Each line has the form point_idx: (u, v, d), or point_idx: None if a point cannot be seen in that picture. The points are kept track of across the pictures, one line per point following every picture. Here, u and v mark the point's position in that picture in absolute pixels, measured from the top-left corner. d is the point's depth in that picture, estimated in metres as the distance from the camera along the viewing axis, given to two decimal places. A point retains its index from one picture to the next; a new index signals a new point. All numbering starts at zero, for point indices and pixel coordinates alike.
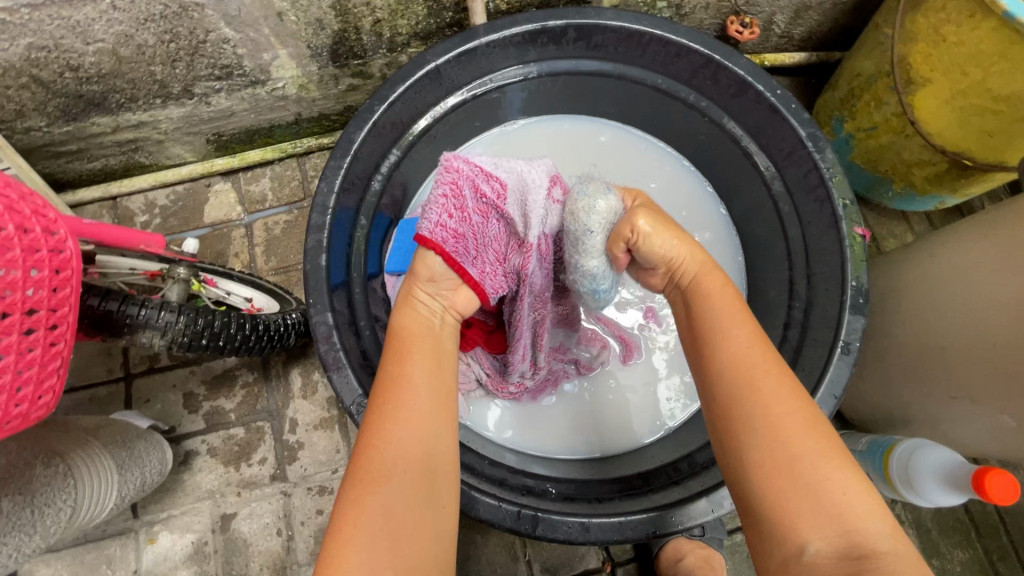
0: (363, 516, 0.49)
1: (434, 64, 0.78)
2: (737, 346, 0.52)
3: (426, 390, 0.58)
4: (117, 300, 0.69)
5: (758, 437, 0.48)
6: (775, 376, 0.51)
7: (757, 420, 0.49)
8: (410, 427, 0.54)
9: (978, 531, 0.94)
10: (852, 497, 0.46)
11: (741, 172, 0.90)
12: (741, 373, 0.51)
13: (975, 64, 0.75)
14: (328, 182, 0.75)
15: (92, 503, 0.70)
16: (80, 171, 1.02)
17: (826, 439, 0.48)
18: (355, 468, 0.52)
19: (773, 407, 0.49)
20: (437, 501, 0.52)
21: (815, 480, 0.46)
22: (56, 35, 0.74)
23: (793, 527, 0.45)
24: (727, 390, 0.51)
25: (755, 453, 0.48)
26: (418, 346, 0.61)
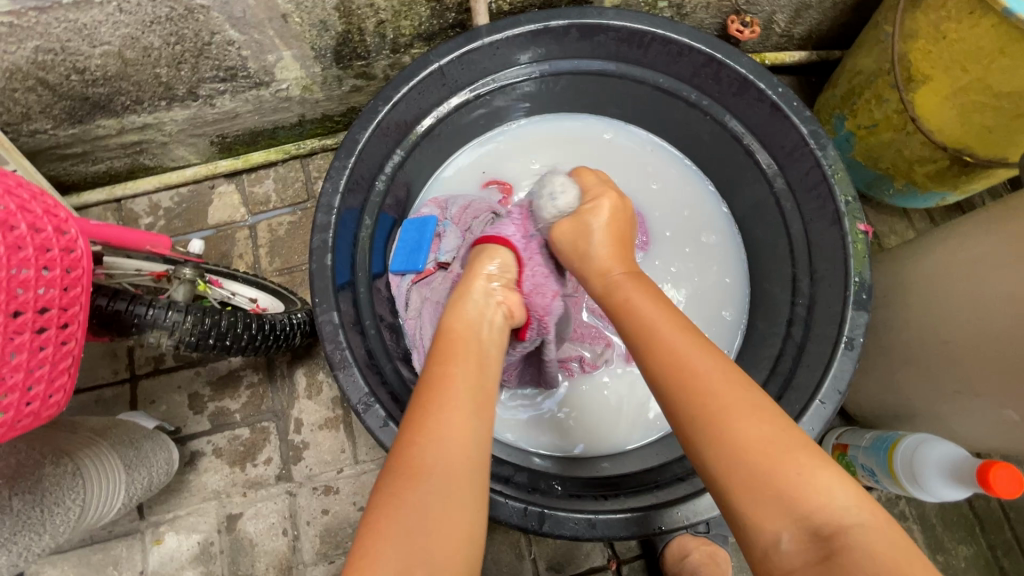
0: (400, 512, 0.49)
1: (437, 64, 0.79)
2: (666, 336, 0.56)
3: (469, 391, 0.58)
4: (125, 300, 0.69)
5: (701, 433, 0.49)
6: (717, 367, 0.53)
7: (695, 407, 0.50)
8: (453, 427, 0.54)
9: (982, 527, 0.94)
10: (808, 474, 0.46)
11: (743, 170, 0.91)
12: (682, 376, 0.52)
13: (975, 61, 0.76)
14: (333, 183, 0.76)
15: (100, 503, 0.70)
16: (84, 173, 1.02)
17: (773, 419, 0.49)
18: (395, 464, 0.52)
19: (708, 399, 0.50)
20: (475, 502, 0.51)
21: (771, 472, 0.46)
22: (62, 38, 0.74)
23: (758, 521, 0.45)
24: (672, 395, 0.52)
25: (707, 450, 0.49)
26: (462, 349, 0.62)
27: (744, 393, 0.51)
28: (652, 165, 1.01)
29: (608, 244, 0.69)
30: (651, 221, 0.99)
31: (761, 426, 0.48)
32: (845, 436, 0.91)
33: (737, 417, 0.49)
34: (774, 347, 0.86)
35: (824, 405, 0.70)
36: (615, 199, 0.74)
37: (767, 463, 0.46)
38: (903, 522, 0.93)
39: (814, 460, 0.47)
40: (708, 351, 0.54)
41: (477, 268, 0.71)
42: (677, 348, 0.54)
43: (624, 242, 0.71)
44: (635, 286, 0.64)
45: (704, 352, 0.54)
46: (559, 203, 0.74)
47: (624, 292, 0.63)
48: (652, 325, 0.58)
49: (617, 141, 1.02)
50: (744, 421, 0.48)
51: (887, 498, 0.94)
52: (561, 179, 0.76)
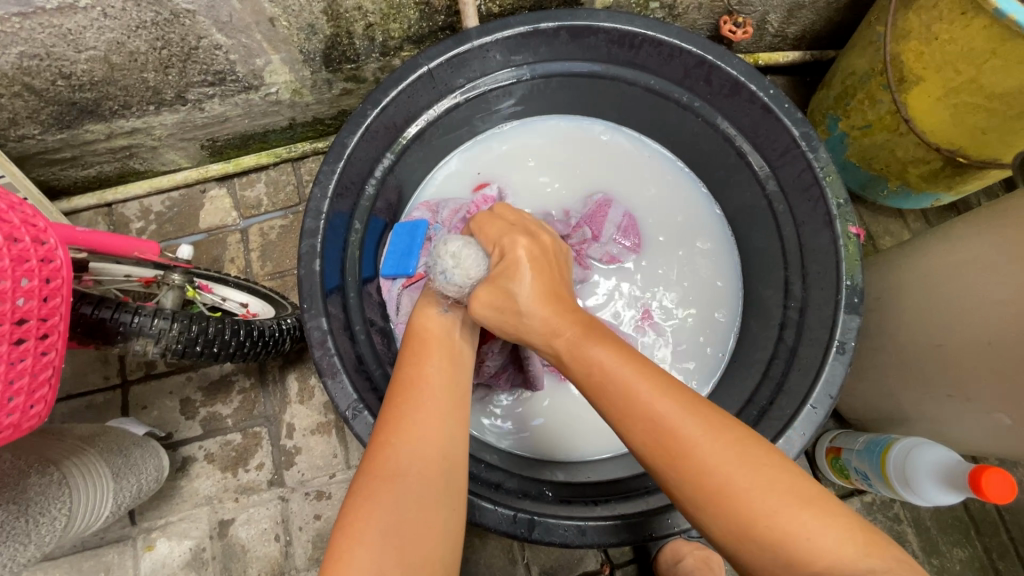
0: (373, 512, 0.49)
1: (426, 68, 0.78)
2: (636, 405, 0.50)
3: (443, 391, 0.57)
4: (110, 308, 0.69)
5: (695, 491, 0.47)
6: (689, 416, 0.49)
7: (677, 467, 0.48)
8: (426, 426, 0.54)
9: (977, 529, 0.93)
10: (810, 527, 0.44)
11: (735, 172, 0.90)
12: (656, 430, 0.49)
13: (967, 62, 0.75)
14: (321, 187, 0.75)
15: (87, 512, 0.70)
16: (74, 178, 1.01)
17: (770, 469, 0.47)
18: (369, 466, 0.53)
19: (691, 456, 0.47)
20: (451, 502, 0.52)
21: (762, 526, 0.44)
22: (48, 44, 0.74)
23: (753, 561, 0.45)
24: (643, 446, 0.50)
25: (700, 496, 0.47)
26: (435, 346, 0.62)
27: (730, 447, 0.47)
28: (648, 167, 1.00)
29: (537, 296, 0.57)
30: (644, 224, 0.99)
31: (753, 483, 0.46)
32: (839, 439, 0.91)
33: (723, 466, 0.46)
34: (767, 350, 0.85)
35: (815, 410, 0.69)
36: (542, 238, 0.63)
37: (759, 513, 0.45)
38: (898, 525, 0.93)
39: (813, 508, 0.45)
40: (691, 410, 0.49)
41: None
42: (655, 414, 0.49)
43: (560, 289, 0.59)
44: (597, 344, 0.54)
45: (660, 390, 0.50)
46: (454, 279, 0.62)
47: (590, 356, 0.53)
48: (614, 395, 0.51)
49: (613, 142, 1.01)
50: (740, 481, 0.46)
51: (881, 500, 0.94)
52: (453, 244, 0.64)
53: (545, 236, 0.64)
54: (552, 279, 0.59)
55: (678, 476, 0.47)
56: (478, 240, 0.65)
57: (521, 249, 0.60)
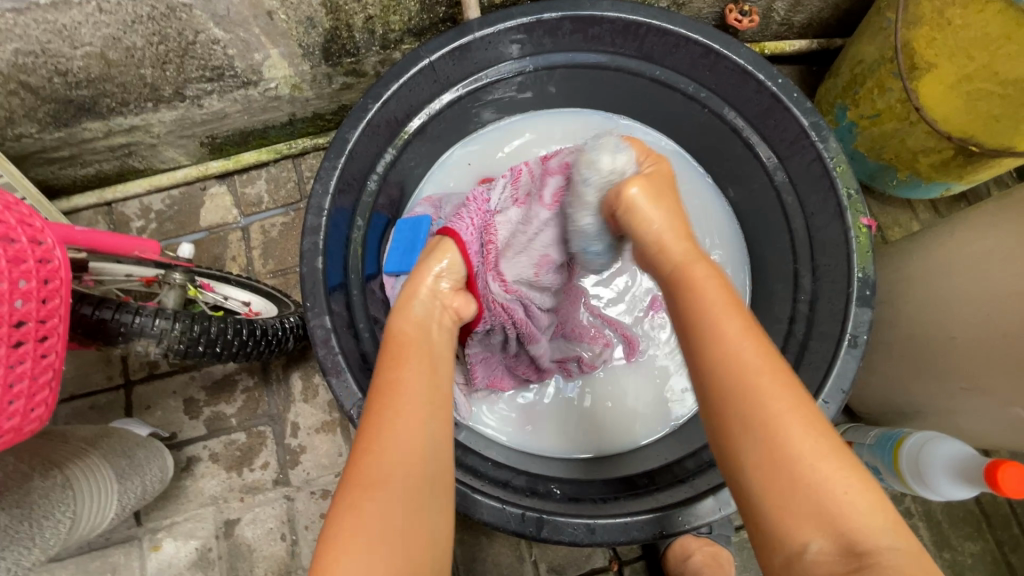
0: (359, 524, 0.48)
1: (427, 60, 0.77)
2: (736, 346, 0.50)
3: (422, 395, 0.57)
4: (110, 309, 0.68)
5: (751, 428, 0.47)
6: (772, 372, 0.49)
7: (736, 397, 0.48)
8: (408, 432, 0.54)
9: (989, 523, 0.92)
10: (850, 493, 0.44)
11: (742, 163, 0.89)
12: (730, 366, 0.49)
13: (981, 47, 0.74)
14: (323, 183, 0.74)
15: (92, 513, 0.69)
16: (73, 177, 1.00)
17: (830, 440, 0.47)
18: (351, 476, 0.52)
19: (762, 406, 0.47)
20: (435, 506, 0.52)
21: (810, 478, 0.45)
22: (42, 40, 0.73)
23: (788, 527, 0.45)
24: (715, 373, 0.50)
25: (742, 439, 0.48)
26: (413, 351, 0.61)
27: (800, 404, 0.48)
28: (657, 158, 0.99)
29: (668, 232, 0.59)
30: None
31: (800, 424, 0.47)
32: (849, 433, 0.90)
33: (766, 377, 0.48)
34: (776, 344, 0.84)
35: (827, 404, 0.68)
36: (659, 167, 0.66)
37: (805, 447, 0.46)
38: (909, 519, 0.92)
39: (855, 469, 0.46)
40: (748, 332, 0.51)
41: (426, 267, 0.68)
42: (723, 331, 0.51)
43: (683, 216, 0.62)
44: (712, 279, 0.55)
45: (745, 327, 0.51)
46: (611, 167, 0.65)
47: (693, 271, 0.56)
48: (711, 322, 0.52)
49: (629, 129, 1.00)
50: (799, 425, 0.46)
51: (892, 494, 0.93)
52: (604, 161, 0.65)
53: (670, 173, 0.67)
54: (676, 208, 0.62)
55: (745, 424, 0.48)
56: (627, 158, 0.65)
57: (665, 166, 0.67)
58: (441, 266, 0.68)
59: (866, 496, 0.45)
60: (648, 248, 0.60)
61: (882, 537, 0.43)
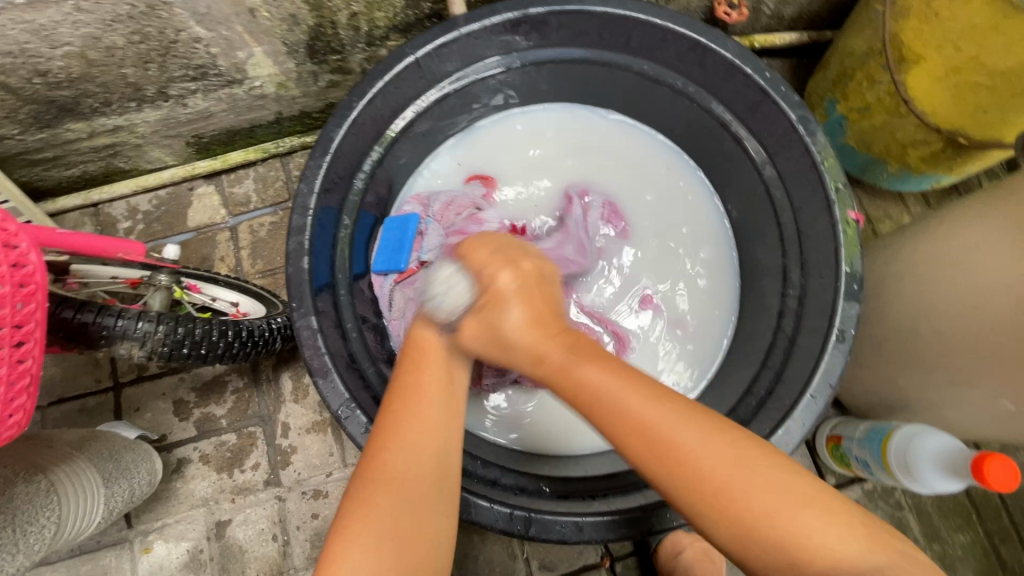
0: (374, 519, 0.49)
1: (413, 57, 0.76)
2: (605, 403, 0.50)
3: (442, 400, 0.56)
4: (93, 311, 0.68)
5: (671, 477, 0.48)
6: (700, 442, 0.48)
7: (658, 466, 0.48)
8: (426, 438, 0.53)
9: (979, 514, 0.93)
10: (817, 537, 0.45)
11: (731, 158, 0.88)
12: (637, 437, 0.49)
13: (969, 38, 0.73)
14: (308, 183, 0.74)
15: (78, 517, 0.69)
16: (58, 178, 0.99)
17: (783, 483, 0.47)
18: (365, 470, 0.52)
19: (700, 477, 0.47)
20: (446, 506, 0.53)
21: (768, 536, 0.45)
22: (21, 40, 0.72)
23: (757, 565, 0.46)
24: (641, 458, 0.49)
25: (716, 530, 0.47)
26: (436, 357, 0.58)
27: (732, 452, 0.48)
28: (647, 152, 0.99)
29: (524, 325, 0.55)
30: (638, 213, 0.97)
31: (760, 498, 0.46)
32: (840, 427, 0.90)
33: (690, 441, 0.48)
34: (766, 339, 0.84)
35: (815, 399, 0.68)
36: (522, 265, 0.58)
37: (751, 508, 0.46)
38: (899, 512, 0.92)
39: (813, 507, 0.46)
40: (659, 399, 0.50)
41: (446, 270, 0.66)
42: (625, 406, 0.50)
43: (547, 308, 0.57)
44: (581, 359, 0.53)
45: (645, 394, 0.50)
46: (446, 303, 0.58)
47: (577, 376, 0.52)
48: (614, 408, 0.50)
49: (619, 125, 0.99)
50: (743, 480, 0.46)
51: (883, 487, 0.93)
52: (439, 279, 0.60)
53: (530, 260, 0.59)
54: (543, 302, 0.57)
55: (674, 487, 0.48)
56: (463, 264, 0.60)
57: (526, 265, 0.58)
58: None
59: (853, 539, 0.45)
60: (498, 332, 0.55)
61: (851, 555, 0.45)
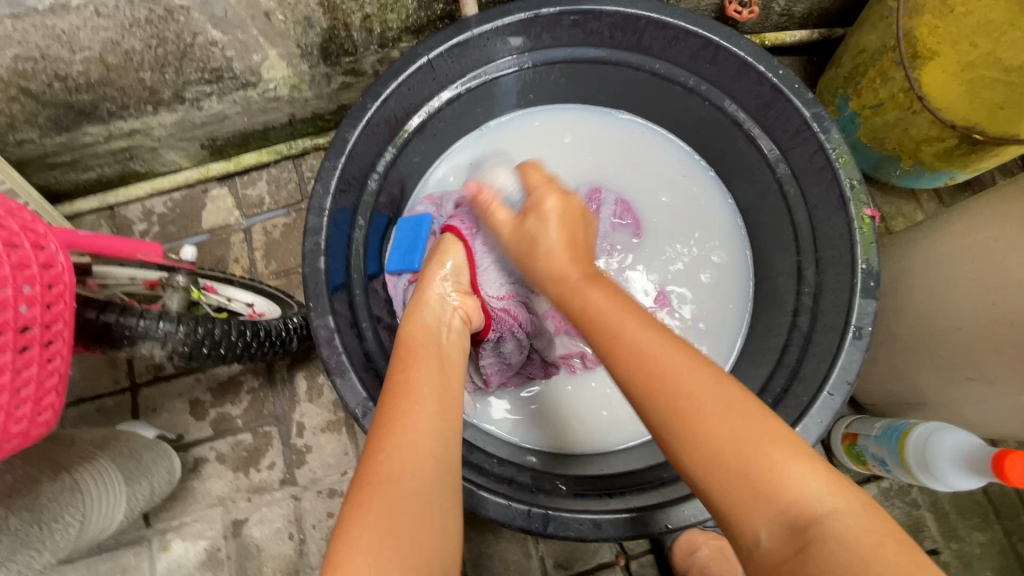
0: (371, 518, 0.48)
1: (426, 58, 0.77)
2: (623, 345, 0.52)
3: (433, 396, 0.59)
4: (115, 312, 0.68)
5: (673, 426, 0.48)
6: (667, 350, 0.51)
7: (653, 400, 0.49)
8: (418, 429, 0.55)
9: (997, 513, 0.92)
10: (782, 471, 0.44)
11: (744, 156, 0.88)
12: (636, 365, 0.51)
13: (985, 34, 0.74)
14: (324, 184, 0.74)
15: (101, 515, 0.70)
16: (75, 182, 1.01)
17: (739, 405, 0.47)
18: (363, 474, 0.52)
19: (669, 392, 0.49)
20: (446, 503, 0.52)
21: (733, 462, 0.45)
22: (42, 45, 0.73)
23: (734, 514, 0.45)
24: (628, 378, 0.51)
25: (674, 441, 0.48)
26: (421, 353, 0.64)
27: (703, 375, 0.49)
28: (660, 151, 0.99)
29: (559, 248, 0.64)
30: (651, 211, 0.97)
31: (714, 411, 0.47)
32: (855, 425, 0.90)
33: (677, 363, 0.50)
34: (781, 337, 0.84)
35: (832, 397, 0.68)
36: (570, 199, 0.69)
37: (716, 432, 0.46)
38: (915, 510, 0.92)
39: (780, 443, 0.46)
40: (647, 325, 0.53)
41: (431, 273, 0.74)
42: (619, 326, 0.53)
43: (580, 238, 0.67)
44: (596, 287, 0.59)
45: (645, 325, 0.53)
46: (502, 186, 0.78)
47: (585, 297, 0.58)
48: (610, 328, 0.54)
49: (631, 123, 0.99)
50: (713, 412, 0.47)
51: (899, 486, 0.93)
52: (505, 177, 0.78)
53: (576, 197, 0.70)
54: (575, 233, 0.67)
55: (663, 407, 0.48)
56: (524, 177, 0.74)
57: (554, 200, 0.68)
58: (446, 269, 0.75)
59: (817, 478, 0.44)
60: (535, 247, 0.66)
61: (828, 508, 0.42)
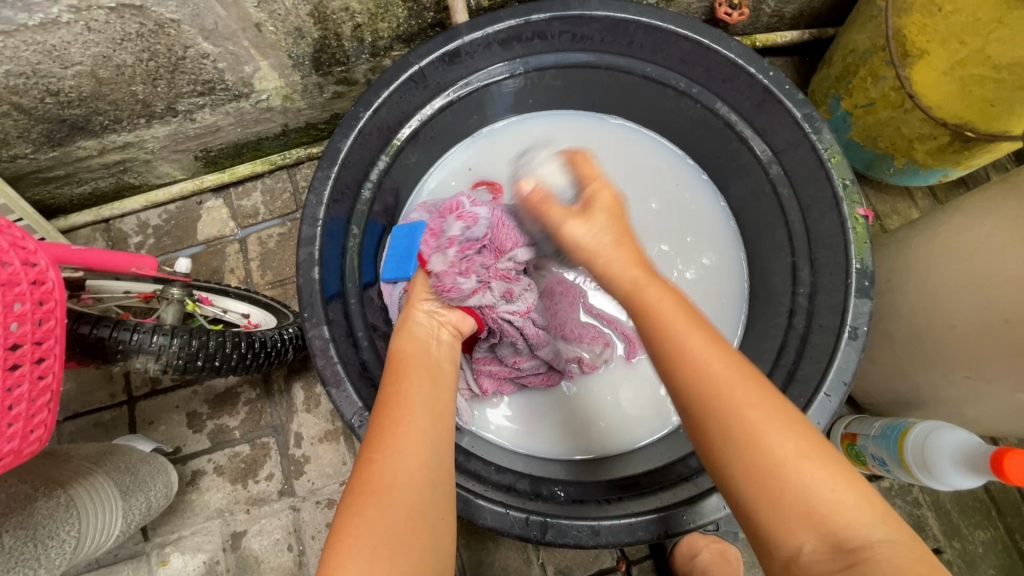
0: (365, 526, 0.49)
1: (417, 66, 0.77)
2: (706, 369, 0.49)
3: (423, 408, 0.58)
4: (108, 327, 0.68)
5: (734, 445, 0.47)
6: (731, 364, 0.50)
7: (728, 435, 0.47)
8: (411, 439, 0.55)
9: (999, 511, 0.92)
10: (839, 494, 0.45)
11: (737, 158, 0.89)
12: (710, 384, 0.49)
13: (973, 32, 0.73)
14: (317, 194, 0.74)
15: (96, 532, 0.69)
16: (70, 196, 1.01)
17: (802, 430, 0.48)
18: (356, 483, 0.52)
19: (735, 413, 0.47)
20: (437, 511, 0.53)
21: (794, 483, 0.45)
22: (33, 61, 0.73)
23: (782, 537, 0.45)
24: (696, 399, 0.49)
25: (735, 465, 0.47)
26: (411, 370, 0.62)
27: (765, 395, 0.48)
28: (654, 154, 0.99)
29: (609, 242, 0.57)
30: (646, 213, 0.97)
31: (779, 432, 0.47)
32: (854, 425, 0.89)
33: (739, 385, 0.49)
34: (777, 338, 0.84)
35: (829, 398, 0.68)
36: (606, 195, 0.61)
37: (783, 449, 0.46)
38: (917, 509, 0.92)
39: (834, 472, 0.46)
40: (714, 341, 0.51)
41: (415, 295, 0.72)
42: (688, 342, 0.50)
43: (628, 235, 0.58)
44: (668, 294, 0.53)
45: (713, 342, 0.51)
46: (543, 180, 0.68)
47: (648, 296, 0.53)
48: (681, 344, 0.50)
49: (625, 127, 0.99)
50: (778, 430, 0.47)
51: (899, 485, 0.92)
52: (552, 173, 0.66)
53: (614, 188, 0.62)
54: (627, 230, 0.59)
55: (723, 430, 0.48)
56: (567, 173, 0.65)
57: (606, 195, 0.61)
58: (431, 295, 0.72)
59: (867, 504, 0.45)
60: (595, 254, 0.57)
61: (878, 535, 0.44)
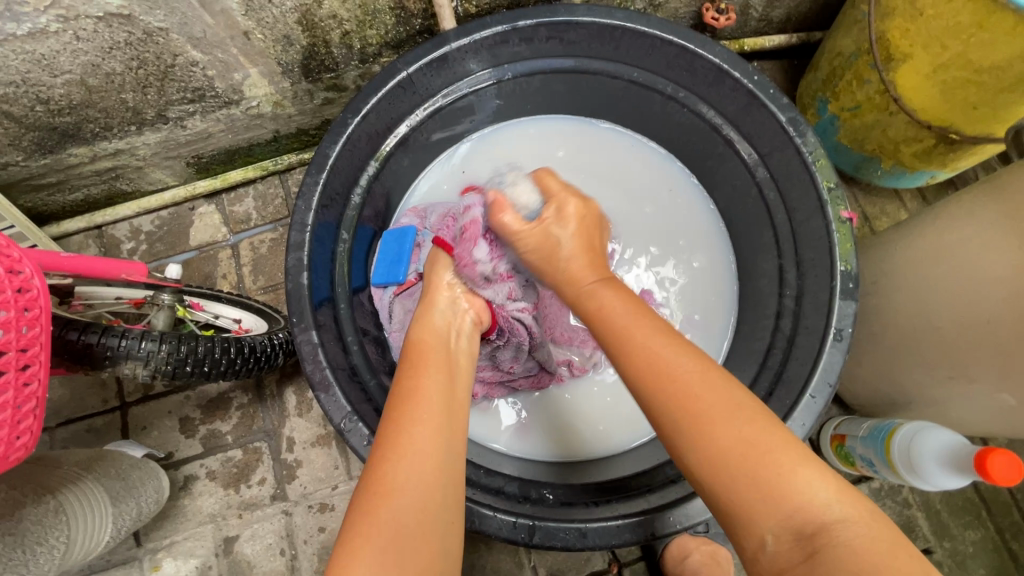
0: (375, 526, 0.49)
1: (405, 73, 0.77)
2: (634, 351, 0.53)
3: (438, 402, 0.58)
4: (96, 333, 0.69)
5: (680, 429, 0.49)
6: (677, 350, 0.53)
7: (672, 414, 0.50)
8: (426, 436, 0.55)
9: (989, 510, 0.92)
10: (789, 474, 0.46)
11: (725, 161, 0.89)
12: (648, 372, 0.52)
13: (954, 36, 0.73)
14: (306, 200, 0.75)
15: (87, 537, 0.70)
16: (62, 203, 1.01)
17: (757, 417, 0.49)
18: (368, 482, 0.52)
19: (681, 396, 0.50)
20: (450, 514, 0.52)
21: (742, 467, 0.47)
22: (22, 70, 0.74)
23: (739, 518, 0.47)
24: (639, 384, 0.52)
25: (686, 448, 0.49)
26: (431, 362, 0.63)
27: (716, 381, 0.51)
28: (643, 158, 1.00)
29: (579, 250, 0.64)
30: (635, 216, 0.98)
31: (730, 418, 0.48)
32: (843, 426, 0.90)
33: (686, 370, 0.51)
34: (765, 340, 0.84)
35: (814, 399, 0.68)
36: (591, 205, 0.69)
37: (726, 435, 0.48)
38: (907, 509, 0.92)
39: (790, 453, 0.47)
40: (663, 333, 0.54)
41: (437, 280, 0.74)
42: (632, 335, 0.54)
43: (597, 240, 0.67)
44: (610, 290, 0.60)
45: (657, 330, 0.54)
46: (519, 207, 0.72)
47: (599, 296, 0.59)
48: (625, 337, 0.54)
49: (614, 131, 1.00)
50: (723, 419, 0.48)
51: (890, 486, 0.93)
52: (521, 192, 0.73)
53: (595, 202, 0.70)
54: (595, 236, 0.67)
55: (671, 412, 0.50)
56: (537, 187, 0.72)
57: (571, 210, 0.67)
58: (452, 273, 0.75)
59: (828, 484, 0.46)
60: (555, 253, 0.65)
61: (838, 515, 0.44)
